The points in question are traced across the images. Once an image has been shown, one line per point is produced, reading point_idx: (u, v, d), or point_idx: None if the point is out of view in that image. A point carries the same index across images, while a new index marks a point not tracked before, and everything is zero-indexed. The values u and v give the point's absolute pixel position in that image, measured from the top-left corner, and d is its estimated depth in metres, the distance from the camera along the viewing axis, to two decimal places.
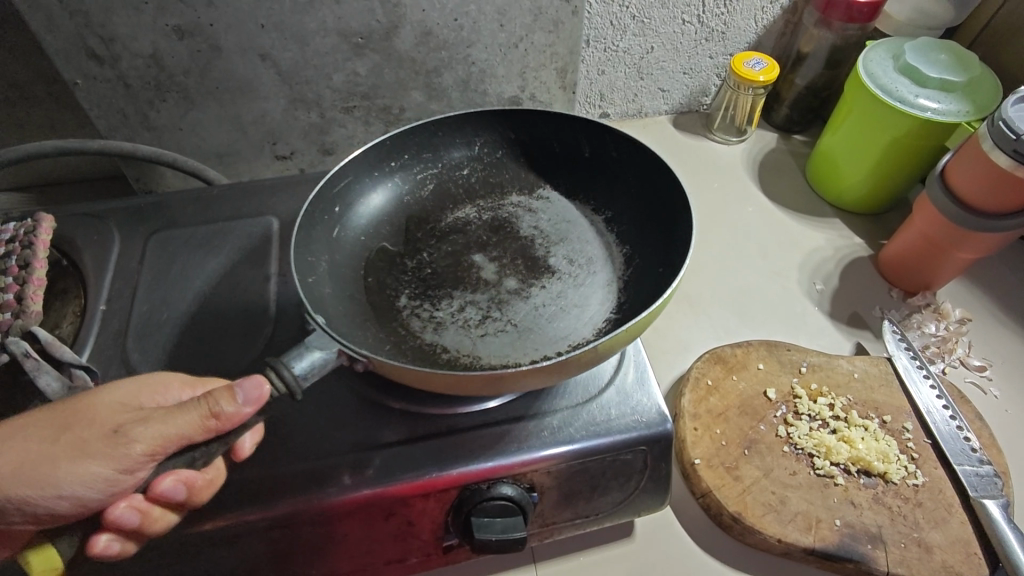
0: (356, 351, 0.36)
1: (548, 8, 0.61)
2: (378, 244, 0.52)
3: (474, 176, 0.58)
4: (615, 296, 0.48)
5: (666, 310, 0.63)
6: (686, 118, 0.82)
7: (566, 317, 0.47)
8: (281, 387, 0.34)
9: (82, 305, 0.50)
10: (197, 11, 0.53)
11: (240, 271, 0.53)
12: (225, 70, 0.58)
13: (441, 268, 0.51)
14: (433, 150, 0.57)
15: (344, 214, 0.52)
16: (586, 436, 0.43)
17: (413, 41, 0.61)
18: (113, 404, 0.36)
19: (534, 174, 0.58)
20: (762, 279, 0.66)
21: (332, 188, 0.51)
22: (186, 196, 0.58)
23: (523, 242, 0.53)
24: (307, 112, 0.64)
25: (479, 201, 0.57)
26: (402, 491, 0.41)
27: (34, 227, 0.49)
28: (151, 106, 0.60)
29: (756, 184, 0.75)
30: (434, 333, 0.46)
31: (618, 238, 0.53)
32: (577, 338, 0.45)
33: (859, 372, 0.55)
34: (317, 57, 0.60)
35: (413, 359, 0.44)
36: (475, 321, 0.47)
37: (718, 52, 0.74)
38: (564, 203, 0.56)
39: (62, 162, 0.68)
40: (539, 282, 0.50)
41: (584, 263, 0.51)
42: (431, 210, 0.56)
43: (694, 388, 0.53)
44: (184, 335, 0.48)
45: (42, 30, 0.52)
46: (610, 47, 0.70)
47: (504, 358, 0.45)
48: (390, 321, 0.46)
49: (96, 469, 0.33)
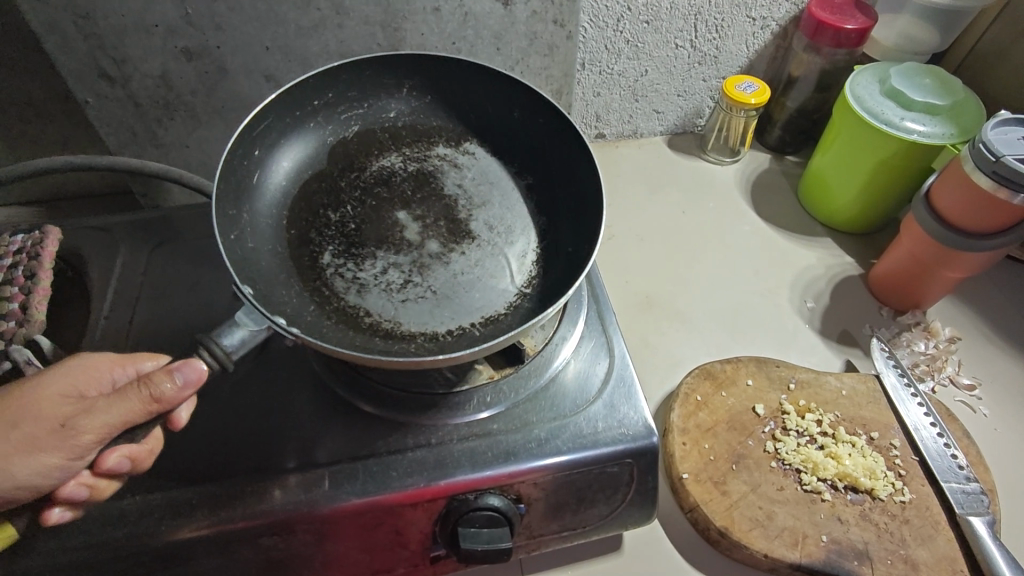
0: (283, 328, 0.37)
1: (543, 32, 0.63)
2: (300, 191, 0.52)
3: (401, 121, 0.57)
4: (528, 271, 0.50)
5: (658, 326, 0.64)
6: (681, 139, 0.84)
7: (481, 287, 0.49)
8: (213, 364, 0.37)
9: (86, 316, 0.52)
10: (206, 35, 0.56)
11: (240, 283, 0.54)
12: (230, 90, 0.61)
13: (364, 225, 0.52)
14: (359, 91, 0.55)
15: (263, 157, 0.51)
16: (574, 448, 0.44)
17: None
18: (52, 396, 0.35)
19: (462, 127, 0.57)
20: (754, 295, 0.67)
21: (252, 130, 0.50)
22: (189, 209, 0.60)
23: (446, 202, 0.54)
24: None
25: (405, 147, 0.56)
26: (391, 501, 0.42)
27: (41, 239, 0.51)
28: (159, 124, 0.62)
29: (749, 203, 0.76)
30: (357, 295, 0.47)
31: (535, 207, 0.54)
32: (492, 311, 0.47)
33: (847, 389, 0.56)
34: None
35: (335, 325, 0.45)
36: (397, 286, 0.48)
37: (710, 75, 0.76)
38: (487, 161, 0.56)
39: (73, 178, 0.70)
40: (459, 248, 0.51)
41: (503, 230, 0.52)
42: (356, 154, 0.55)
43: (683, 403, 0.54)
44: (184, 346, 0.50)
45: (56, 51, 0.54)
46: (606, 70, 0.72)
47: (422, 324, 0.46)
48: (314, 279, 0.47)
49: (47, 459, 0.33)
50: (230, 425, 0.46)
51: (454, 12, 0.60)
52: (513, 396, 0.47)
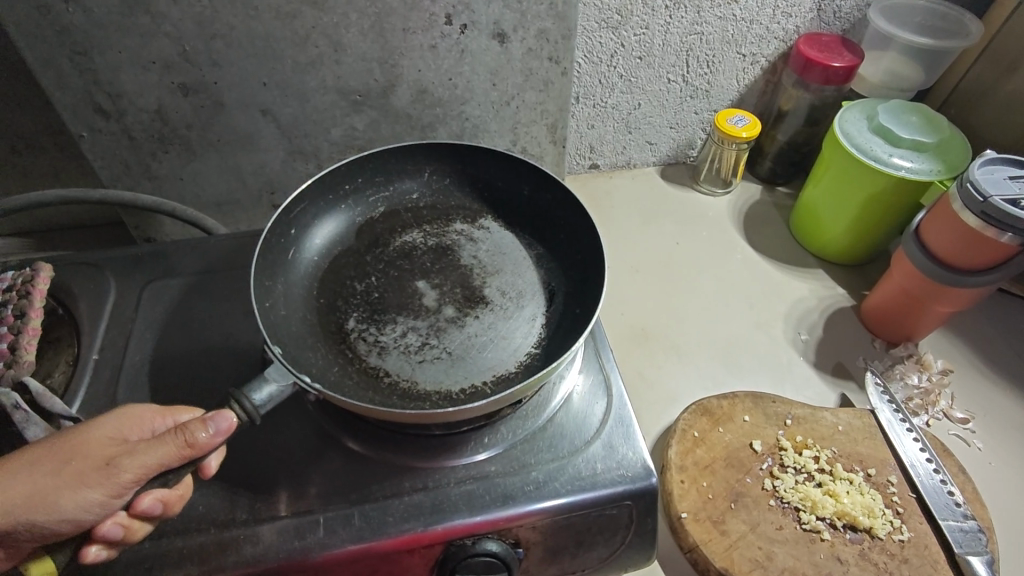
0: (308, 384, 0.39)
1: (539, 68, 0.64)
2: (330, 263, 0.54)
3: (423, 201, 0.59)
4: (538, 334, 0.50)
5: (653, 359, 0.64)
6: (673, 170, 0.85)
7: (493, 348, 0.49)
8: (242, 417, 0.38)
9: (75, 354, 0.51)
10: (202, 70, 0.56)
11: (234, 320, 0.54)
12: (226, 124, 0.60)
13: (387, 294, 0.52)
14: (385, 174, 0.59)
15: (301, 234, 0.55)
16: (572, 491, 0.43)
17: (409, 99, 0.63)
18: (101, 437, 0.35)
19: (479, 205, 0.59)
20: (748, 327, 0.67)
21: (292, 210, 0.54)
22: (182, 244, 0.59)
23: (463, 271, 0.54)
24: (305, 163, 0.66)
25: (426, 225, 0.58)
26: (386, 548, 0.41)
27: (32, 276, 0.50)
28: (153, 157, 0.61)
29: (741, 235, 0.77)
30: (377, 357, 0.48)
31: (546, 277, 0.54)
32: (502, 371, 0.47)
33: (843, 424, 0.56)
34: (316, 112, 0.62)
35: (357, 382, 0.46)
36: (415, 347, 0.48)
37: (702, 108, 0.78)
38: (502, 235, 0.57)
39: (65, 210, 0.70)
40: (474, 312, 0.51)
41: (514, 296, 0.52)
42: (381, 233, 0.57)
43: (680, 439, 0.54)
44: (174, 386, 0.49)
45: (51, 87, 0.54)
46: (599, 104, 0.73)
47: (438, 385, 0.46)
48: (338, 342, 0.48)
49: (91, 495, 0.33)
50: (222, 469, 0.45)
51: (450, 48, 0.60)
52: (510, 437, 0.47)
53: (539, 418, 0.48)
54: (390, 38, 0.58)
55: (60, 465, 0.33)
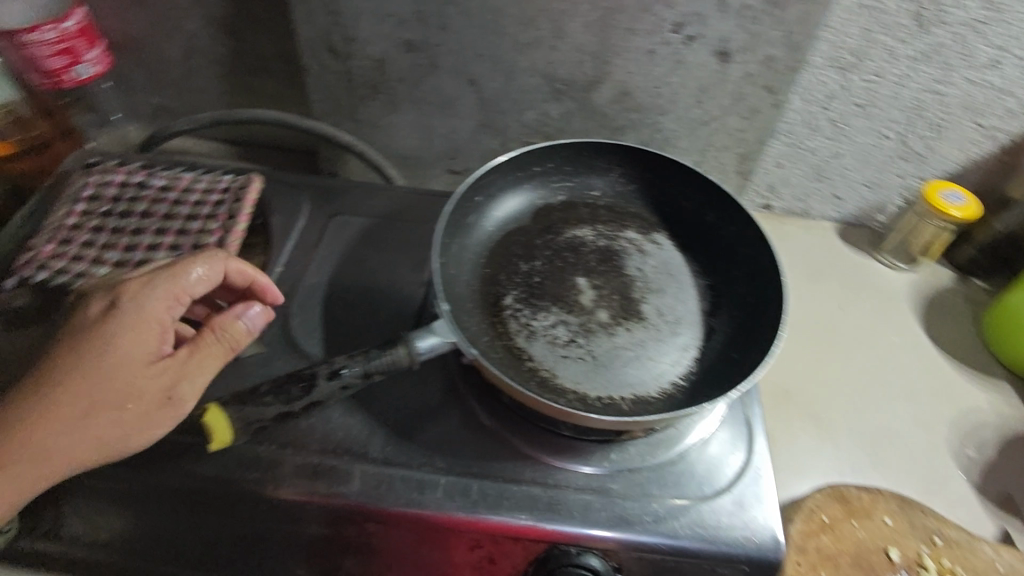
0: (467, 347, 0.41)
1: (750, 97, 0.61)
2: (502, 239, 0.55)
3: (603, 201, 0.59)
4: (686, 366, 0.48)
5: (792, 425, 0.60)
6: (856, 231, 0.78)
7: (637, 365, 0.47)
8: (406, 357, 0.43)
9: (263, 262, 0.56)
10: (429, 30, 0.59)
11: (401, 272, 0.56)
12: (433, 85, 0.63)
13: (548, 282, 0.52)
14: (576, 166, 0.59)
15: (483, 203, 0.57)
16: (689, 536, 0.41)
17: (609, 99, 0.63)
18: (127, 353, 0.39)
19: (656, 219, 0.58)
20: (905, 422, 0.61)
21: (482, 179, 0.55)
22: (364, 186, 0.63)
23: (625, 281, 0.53)
24: (492, 138, 0.68)
25: (599, 225, 0.57)
26: (493, 529, 0.41)
27: (245, 183, 0.56)
28: (361, 102, 0.66)
29: (920, 322, 0.70)
30: (525, 340, 0.48)
31: (711, 312, 0.51)
32: (643, 392, 0.46)
33: (1003, 563, 0.49)
34: (518, 90, 0.63)
35: (500, 359, 0.47)
36: (561, 342, 0.48)
37: (912, 176, 0.70)
38: (673, 256, 0.55)
39: (269, 130, 0.77)
40: (627, 324, 0.49)
41: (672, 320, 0.50)
42: (555, 221, 0.57)
43: (806, 518, 0.50)
44: (341, 318, 0.52)
45: (301, 22, 0.59)
46: (798, 144, 0.68)
47: (577, 384, 0.46)
48: (493, 315, 0.49)
49: (159, 430, 0.39)
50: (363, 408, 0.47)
51: (668, 55, 0.59)
52: (637, 462, 0.45)
53: (670, 448, 0.46)
54: (619, 30, 0.57)
55: (121, 410, 0.38)
